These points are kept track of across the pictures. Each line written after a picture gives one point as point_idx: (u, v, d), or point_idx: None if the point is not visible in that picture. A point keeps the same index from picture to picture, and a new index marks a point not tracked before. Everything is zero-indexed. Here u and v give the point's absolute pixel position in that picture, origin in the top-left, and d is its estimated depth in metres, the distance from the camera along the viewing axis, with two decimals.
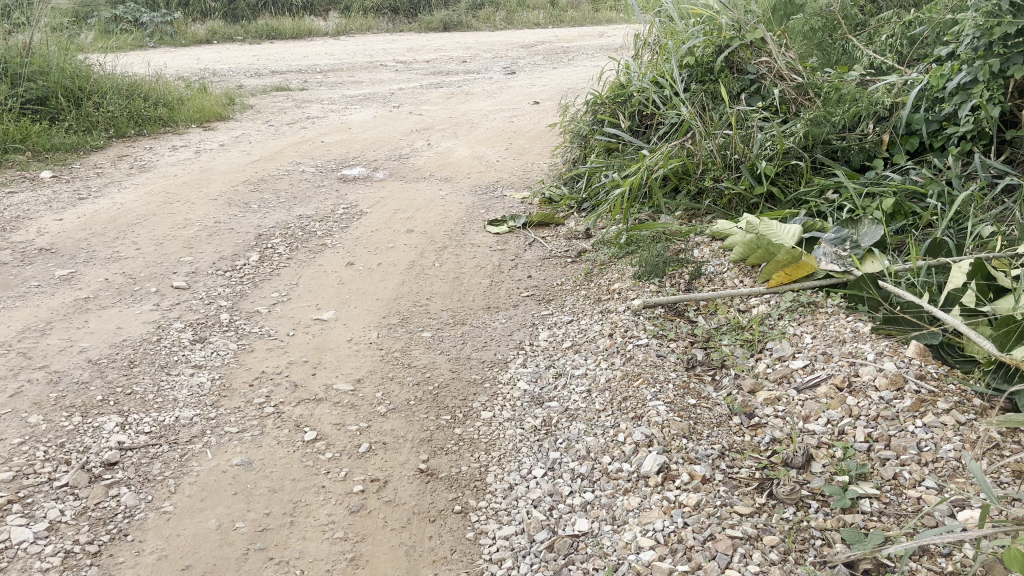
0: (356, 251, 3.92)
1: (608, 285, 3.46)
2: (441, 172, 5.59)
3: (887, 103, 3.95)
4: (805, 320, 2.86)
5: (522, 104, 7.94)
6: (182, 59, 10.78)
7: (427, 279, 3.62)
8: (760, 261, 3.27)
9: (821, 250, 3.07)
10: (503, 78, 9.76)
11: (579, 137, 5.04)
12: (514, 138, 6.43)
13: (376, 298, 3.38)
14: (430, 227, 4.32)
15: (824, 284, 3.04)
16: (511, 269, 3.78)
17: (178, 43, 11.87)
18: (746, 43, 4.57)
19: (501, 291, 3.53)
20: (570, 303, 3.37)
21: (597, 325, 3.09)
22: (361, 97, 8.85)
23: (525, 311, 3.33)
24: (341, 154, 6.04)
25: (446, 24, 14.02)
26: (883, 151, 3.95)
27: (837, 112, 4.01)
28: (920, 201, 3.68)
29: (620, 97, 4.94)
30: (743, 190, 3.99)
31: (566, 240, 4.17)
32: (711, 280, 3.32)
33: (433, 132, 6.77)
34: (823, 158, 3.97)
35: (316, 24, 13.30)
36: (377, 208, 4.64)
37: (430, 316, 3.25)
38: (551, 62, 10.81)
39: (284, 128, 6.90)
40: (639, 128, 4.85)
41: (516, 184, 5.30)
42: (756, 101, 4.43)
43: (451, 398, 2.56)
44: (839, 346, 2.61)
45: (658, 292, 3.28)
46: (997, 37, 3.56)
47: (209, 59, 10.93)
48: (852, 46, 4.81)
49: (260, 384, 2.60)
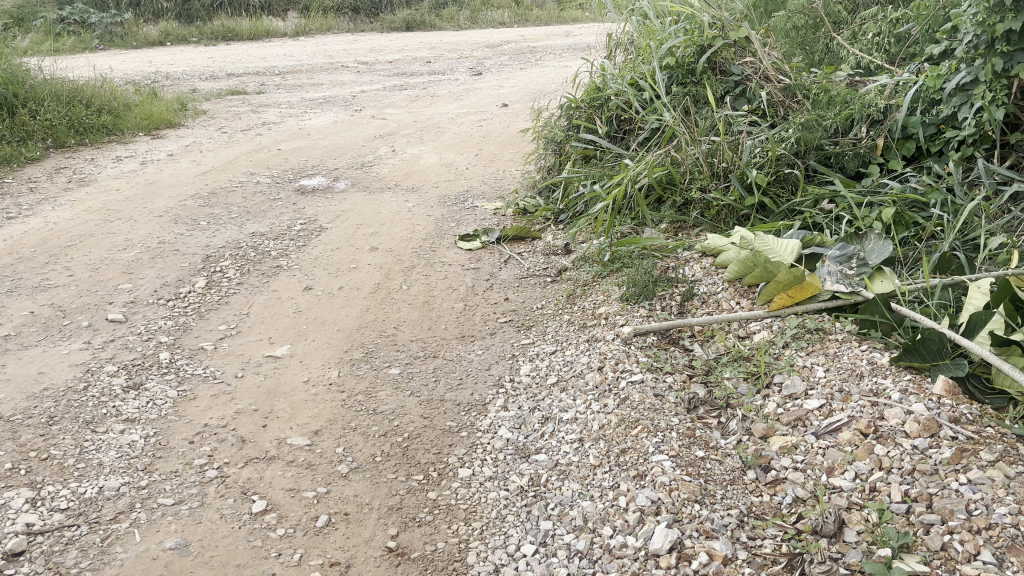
0: (314, 273, 3.59)
1: (593, 309, 3.16)
2: (407, 182, 5.26)
3: (881, 105, 3.72)
4: (815, 350, 2.57)
5: (490, 107, 7.63)
6: (132, 62, 10.31)
7: (395, 304, 3.30)
8: (756, 282, 2.98)
9: (824, 269, 2.87)
10: (469, 80, 9.43)
11: (554, 143, 4.75)
12: (483, 144, 6.12)
13: (336, 328, 3.05)
14: (396, 244, 3.99)
15: (830, 306, 2.76)
16: (486, 291, 3.47)
17: (128, 46, 11.39)
18: (728, 43, 4.29)
19: (475, 316, 3.22)
20: (552, 330, 3.07)
21: (584, 356, 2.79)
22: (321, 101, 8.47)
23: (503, 340, 3.02)
24: (298, 162, 5.69)
25: (408, 24, 13.65)
26: (878, 156, 3.70)
27: (828, 114, 3.78)
28: (922, 210, 3.43)
29: (597, 100, 4.65)
30: (732, 201, 3.71)
31: (543, 256, 3.87)
32: (705, 302, 3.04)
33: (397, 138, 6.43)
34: (816, 164, 3.73)
35: (274, 24, 12.87)
36: (338, 223, 4.31)
37: (398, 348, 2.93)
38: (519, 63, 10.51)
39: (238, 134, 6.52)
40: (617, 133, 4.57)
41: (487, 194, 4.98)
42: (742, 105, 4.17)
43: (423, 453, 2.24)
44: (858, 382, 2.32)
45: (648, 316, 2.99)
46: (999, 34, 3.31)
47: (160, 61, 10.48)
48: (837, 45, 4.57)
49: (203, 441, 2.28)
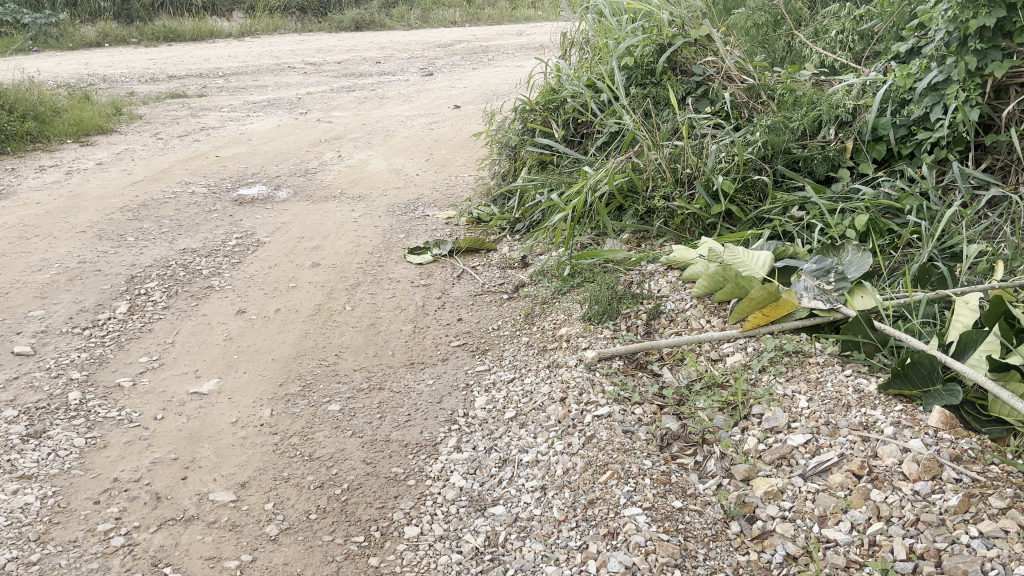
0: (249, 294, 3.29)
1: (554, 330, 2.92)
2: (354, 190, 4.96)
3: (850, 105, 3.53)
4: (795, 375, 2.36)
5: (442, 109, 7.37)
6: (66, 64, 9.83)
7: (337, 329, 3.02)
8: (728, 298, 2.79)
9: (801, 284, 2.66)
10: (420, 80, 9.16)
11: (508, 148, 4.51)
12: (434, 148, 5.85)
13: (272, 358, 2.78)
14: (340, 258, 3.71)
15: (807, 324, 2.59)
16: (437, 310, 3.20)
17: (62, 48, 10.90)
18: (689, 41, 4.10)
19: (425, 341, 2.95)
20: (509, 355, 2.81)
21: (544, 385, 2.54)
22: (264, 104, 8.12)
23: (456, 366, 2.76)
24: (238, 170, 5.36)
25: (357, 23, 13.31)
26: (848, 159, 3.52)
27: (795, 116, 3.59)
28: (896, 217, 3.27)
29: (553, 102, 4.43)
30: (697, 210, 3.48)
31: (499, 270, 3.61)
32: (673, 321, 2.82)
33: (344, 143, 6.13)
34: (784, 169, 3.54)
35: (219, 25, 12.44)
36: (277, 237, 4.01)
37: (339, 380, 2.65)
38: (471, 63, 10.26)
39: (174, 141, 6.16)
40: (574, 137, 4.36)
41: (439, 202, 4.71)
42: (704, 107, 3.97)
43: (364, 509, 1.98)
44: (845, 414, 2.12)
45: (613, 338, 2.76)
46: (973, 31, 3.18)
47: (96, 63, 10.01)
48: (799, 43, 4.40)
49: (110, 500, 1.99)
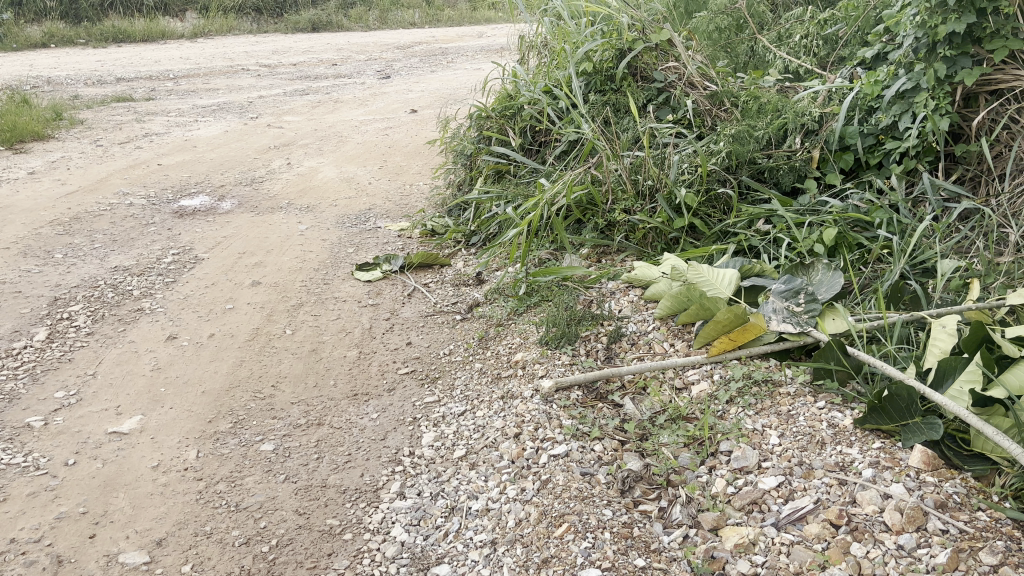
0: (182, 317, 3.06)
1: (509, 356, 2.72)
2: (302, 200, 4.72)
3: (816, 114, 3.41)
4: (765, 407, 2.20)
5: (399, 113, 7.16)
6: (7, 66, 9.44)
7: (275, 356, 2.80)
8: (692, 320, 2.63)
9: (769, 306, 2.50)
10: (377, 84, 8.92)
11: (463, 157, 4.32)
12: (389, 155, 5.64)
13: (202, 391, 2.56)
14: (283, 276, 3.49)
15: (776, 349, 2.44)
16: (385, 333, 3.00)
17: (5, 49, 10.48)
18: (650, 46, 3.93)
19: (371, 368, 2.74)
20: (461, 383, 2.61)
21: (498, 419, 2.34)
22: (214, 107, 7.83)
23: (403, 397, 2.56)
24: (181, 179, 5.11)
25: (314, 24, 13.03)
26: (814, 170, 3.39)
27: (759, 124, 3.45)
28: (865, 230, 3.15)
29: (509, 109, 4.25)
30: (659, 223, 3.32)
31: (453, 287, 3.41)
32: (635, 344, 2.65)
33: (295, 149, 5.89)
34: (749, 180, 3.39)
35: (171, 26, 12.08)
36: (217, 252, 3.78)
37: (275, 415, 2.45)
38: (430, 65, 10.05)
39: (115, 148, 5.87)
40: (532, 145, 4.19)
41: (391, 213, 4.50)
42: (665, 115, 3.81)
43: (293, 569, 1.80)
44: (819, 451, 1.97)
45: (571, 365, 2.56)
46: (942, 37, 3.07)
47: (39, 65, 9.62)
48: (762, 49, 4.28)
49: (5, 567, 1.79)
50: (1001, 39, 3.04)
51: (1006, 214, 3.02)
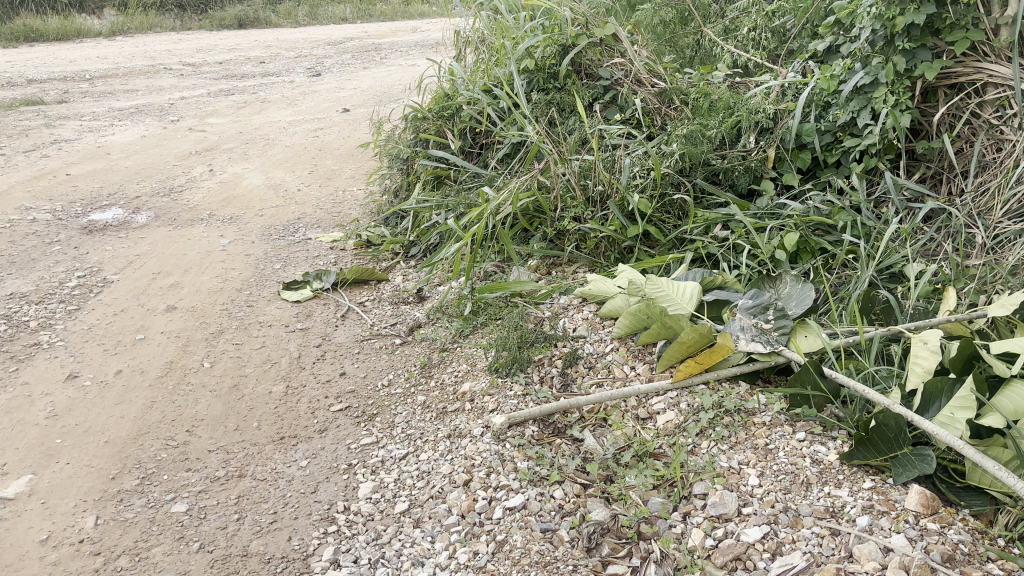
0: (85, 351, 2.74)
1: (455, 386, 2.46)
2: (225, 211, 4.38)
3: (770, 110, 3.22)
4: (741, 441, 1.98)
5: (330, 113, 6.83)
6: None
7: (190, 395, 2.49)
8: (653, 340, 2.41)
9: (736, 323, 2.29)
10: (307, 82, 8.55)
11: (399, 161, 4.04)
12: (320, 159, 5.33)
13: (105, 440, 2.25)
14: (202, 299, 3.18)
15: (745, 371, 2.23)
16: (316, 363, 2.71)
17: None
18: (594, 41, 3.72)
19: (299, 406, 2.46)
20: (402, 420, 2.35)
21: (444, 462, 2.09)
22: (132, 110, 7.38)
23: (337, 439, 2.29)
24: (92, 190, 4.72)
25: (240, 20, 12.54)
26: (771, 170, 3.21)
27: (712, 123, 3.26)
28: (827, 234, 2.98)
29: (447, 110, 3.99)
30: (612, 232, 3.09)
31: (391, 305, 3.14)
32: (593, 368, 2.43)
33: (218, 154, 5.52)
34: (704, 183, 3.19)
35: (87, 23, 11.47)
36: (128, 273, 3.44)
37: (189, 467, 2.16)
38: (363, 62, 9.71)
39: (20, 157, 5.43)
40: (472, 148, 3.94)
41: (323, 222, 4.19)
42: (613, 114, 3.62)
43: None
44: (805, 494, 1.77)
45: (525, 396, 2.31)
46: (900, 29, 2.91)
47: None
48: (708, 42, 4.11)
49: None
50: (961, 30, 2.88)
51: (972, 214, 2.86)
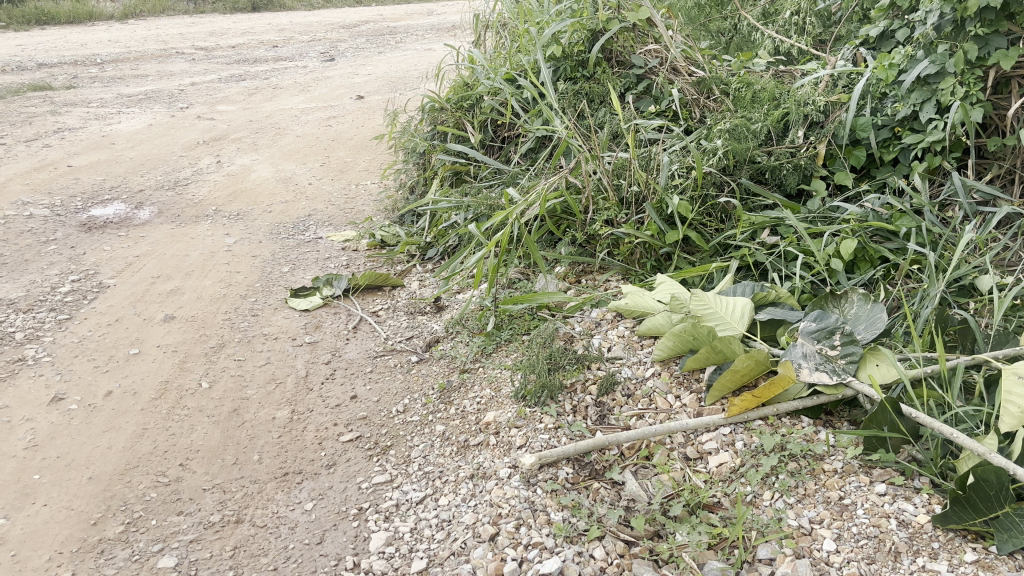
0: (72, 369, 2.50)
1: (477, 414, 2.21)
2: (231, 206, 4.14)
3: (821, 103, 2.93)
4: (811, 493, 1.73)
5: (343, 100, 6.57)
6: None
7: (185, 421, 2.25)
8: (702, 365, 2.14)
9: (798, 348, 2.03)
10: (320, 67, 8.28)
11: (414, 155, 3.78)
12: (332, 150, 5.07)
13: (88, 477, 2.01)
14: (203, 307, 2.93)
15: (808, 404, 1.97)
16: (324, 383, 2.47)
17: None
18: (626, 27, 3.44)
19: (305, 436, 2.21)
20: (418, 454, 2.10)
21: (468, 510, 1.84)
22: (140, 96, 7.15)
23: (345, 476, 2.04)
24: (93, 183, 4.49)
25: (254, 4, 12.29)
26: (821, 168, 2.91)
27: (756, 116, 2.97)
28: (888, 240, 2.68)
29: (466, 100, 3.73)
30: (649, 237, 2.82)
31: (407, 315, 2.88)
32: (632, 397, 2.16)
33: (227, 144, 5.28)
34: (749, 183, 2.90)
35: (99, 7, 11.25)
36: (125, 277, 3.20)
37: (180, 510, 1.92)
38: (378, 46, 9.44)
39: (20, 147, 5.21)
40: (493, 142, 3.67)
41: (334, 219, 3.94)
42: (647, 106, 3.34)
43: None
44: (896, 567, 1.52)
45: (556, 431, 2.05)
46: (972, 12, 2.61)
47: None
48: (747, 26, 3.81)
49: None
50: None
51: None
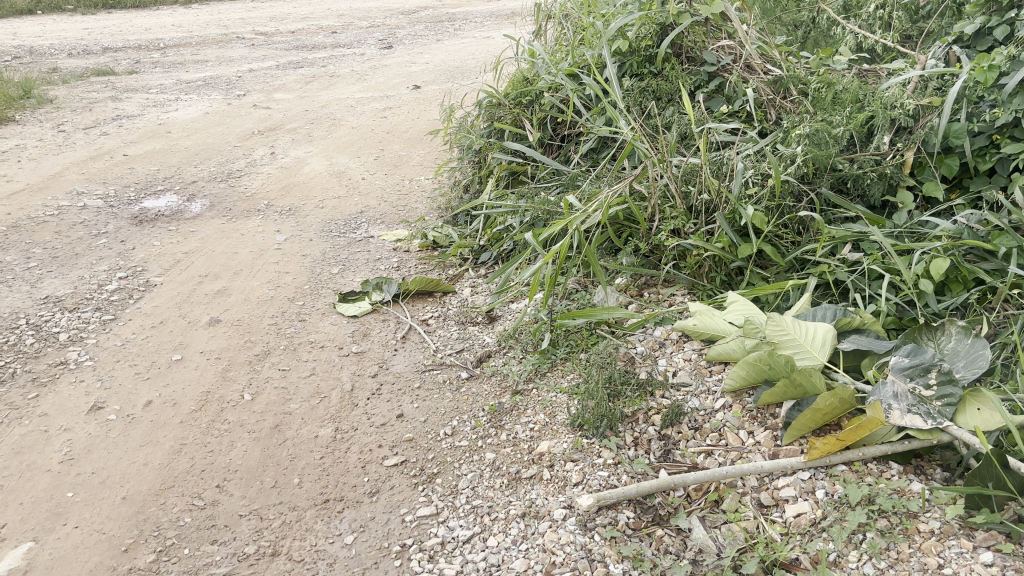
0: (113, 374, 2.42)
1: (530, 443, 2.06)
2: (283, 200, 4.05)
3: (911, 107, 2.68)
4: (905, 558, 1.55)
5: (400, 90, 6.46)
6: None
7: (224, 437, 2.15)
8: (778, 398, 1.95)
9: (888, 386, 1.83)
10: (378, 55, 8.18)
11: (470, 153, 3.64)
12: (386, 143, 4.96)
13: (122, 496, 1.92)
14: (249, 310, 2.84)
15: (900, 448, 1.78)
16: (370, 400, 2.34)
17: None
18: (698, 20, 3.24)
19: (348, 458, 2.09)
20: (466, 485, 1.96)
21: (519, 556, 1.70)
22: (199, 83, 7.13)
23: (388, 507, 1.91)
24: (147, 173, 4.44)
25: None
26: (908, 177, 2.66)
27: (838, 119, 2.74)
28: (983, 260, 2.41)
29: (525, 96, 3.56)
30: (719, 250, 2.63)
31: (458, 325, 2.74)
32: (701, 431, 1.99)
33: (282, 135, 5.21)
34: (830, 193, 2.68)
35: None
36: (173, 275, 3.12)
37: (214, 539, 1.81)
38: (436, 33, 9.31)
39: (78, 134, 5.21)
40: (552, 140, 3.50)
41: (387, 217, 3.82)
42: (719, 105, 3.13)
43: None
44: None
45: (616, 468, 1.90)
46: None
47: (26, 35, 8.97)
48: (827, 20, 3.57)
49: None
50: None
51: None
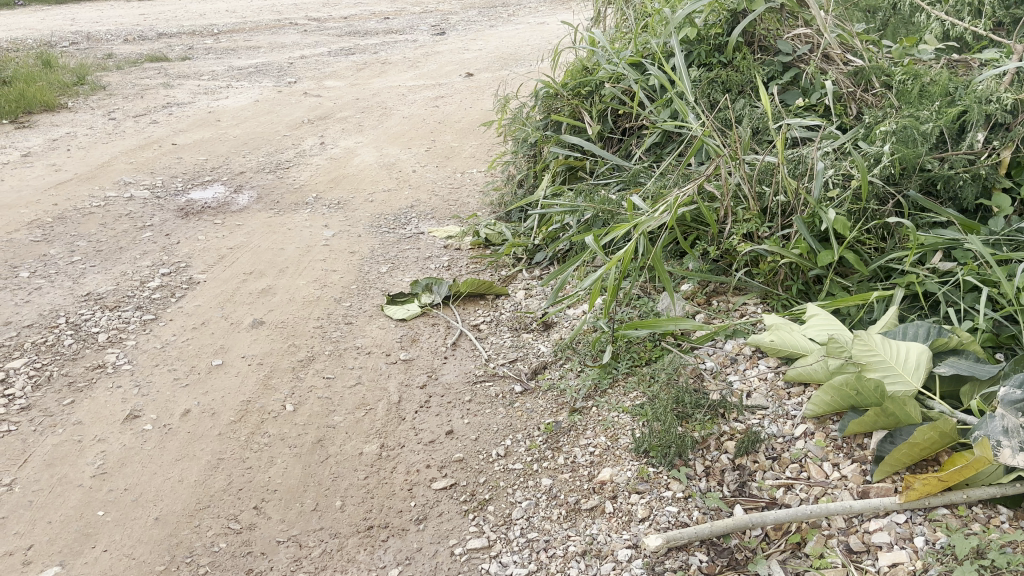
0: (153, 379, 2.32)
1: (589, 469, 1.90)
2: (331, 193, 3.93)
3: (1010, 101, 2.40)
4: None
5: (452, 77, 6.31)
6: (47, 23, 8.87)
7: (264, 452, 2.03)
8: (868, 428, 1.75)
9: (997, 421, 1.54)
10: (430, 41, 8.04)
11: (525, 146, 3.47)
12: (438, 133, 4.81)
13: (155, 516, 1.81)
14: (294, 312, 2.72)
15: (1010, 493, 1.55)
16: (419, 413, 2.20)
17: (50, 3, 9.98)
18: (772, 7, 3.03)
19: (394, 479, 1.95)
20: (520, 515, 1.81)
21: None
22: (251, 69, 7.07)
23: (436, 537, 1.77)
24: (195, 163, 4.37)
25: None
26: (1005, 178, 2.39)
27: (926, 114, 2.49)
28: None
29: (585, 87, 3.38)
30: (796, 256, 2.43)
31: (511, 332, 2.58)
32: (780, 462, 1.81)
33: (332, 124, 5.10)
34: (918, 196, 2.44)
35: None
36: (217, 272, 3.02)
37: (249, 568, 1.69)
38: (489, 19, 9.14)
39: (129, 122, 5.17)
40: (613, 134, 3.32)
41: (438, 212, 3.67)
42: (794, 99, 2.90)
43: None
44: None
45: (686, 503, 1.74)
46: None
47: (84, 20, 9.03)
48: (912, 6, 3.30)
49: None
50: None
51: None
